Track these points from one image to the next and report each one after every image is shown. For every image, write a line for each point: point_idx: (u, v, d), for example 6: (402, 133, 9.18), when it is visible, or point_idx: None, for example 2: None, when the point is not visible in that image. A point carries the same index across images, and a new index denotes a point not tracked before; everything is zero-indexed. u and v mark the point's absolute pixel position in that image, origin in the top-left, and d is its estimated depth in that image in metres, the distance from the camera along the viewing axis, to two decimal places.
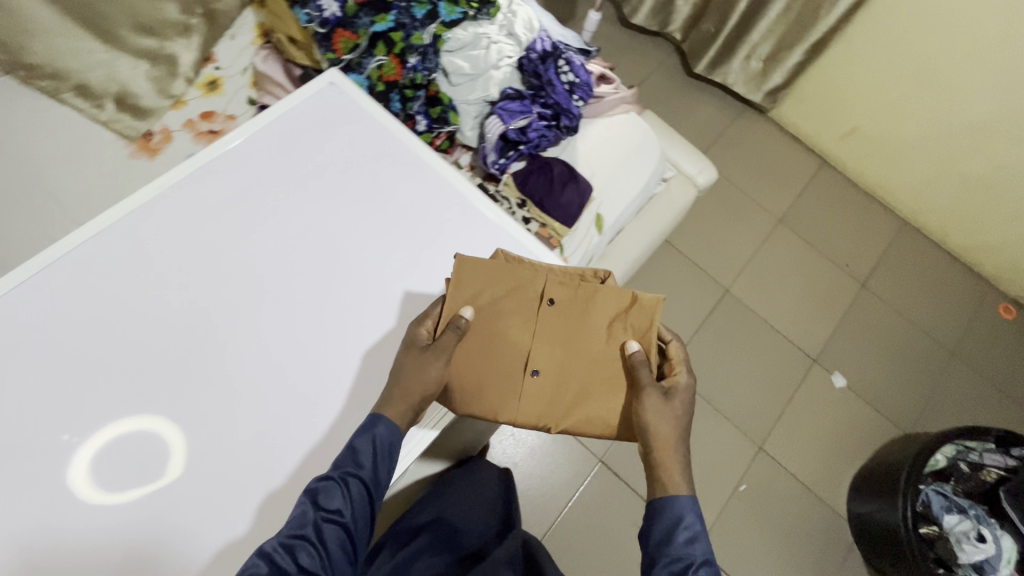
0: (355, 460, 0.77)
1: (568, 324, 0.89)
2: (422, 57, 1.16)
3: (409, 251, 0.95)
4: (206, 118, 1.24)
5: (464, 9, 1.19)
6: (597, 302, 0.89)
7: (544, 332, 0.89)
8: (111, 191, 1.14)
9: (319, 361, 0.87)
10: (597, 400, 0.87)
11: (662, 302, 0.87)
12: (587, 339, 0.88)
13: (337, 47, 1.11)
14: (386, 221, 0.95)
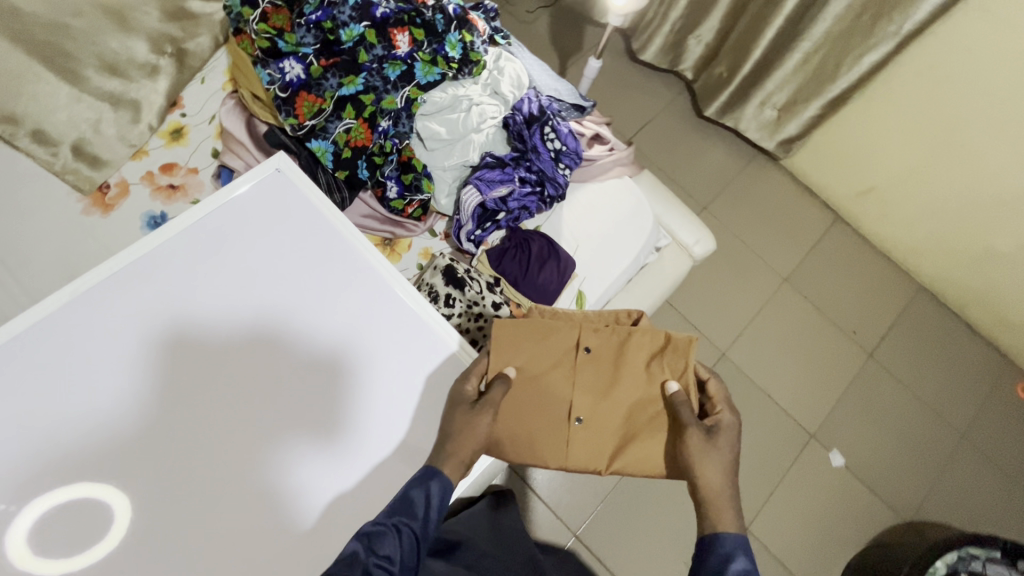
0: (410, 510, 0.73)
1: (606, 370, 0.90)
2: (394, 122, 1.07)
3: (342, 376, 0.86)
4: (166, 170, 1.17)
5: (442, 70, 1.09)
6: (631, 345, 0.90)
7: (583, 385, 0.90)
8: (57, 252, 1.08)
9: (235, 502, 0.78)
10: (641, 444, 0.86)
11: (696, 339, 0.88)
12: (627, 383, 0.88)
13: (299, 111, 1.03)
14: (320, 339, 0.86)
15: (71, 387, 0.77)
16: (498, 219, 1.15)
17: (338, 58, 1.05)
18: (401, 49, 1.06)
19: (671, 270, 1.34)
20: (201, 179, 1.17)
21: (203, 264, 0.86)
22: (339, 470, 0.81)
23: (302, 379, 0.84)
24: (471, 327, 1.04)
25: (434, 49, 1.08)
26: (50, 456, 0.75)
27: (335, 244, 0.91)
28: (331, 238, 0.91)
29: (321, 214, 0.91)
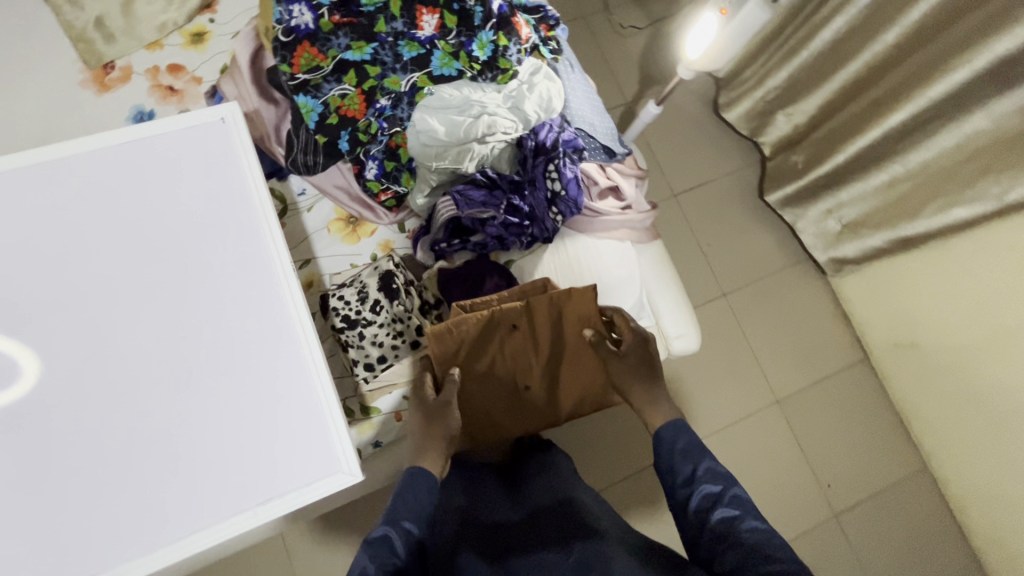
0: (396, 511, 0.73)
1: (540, 337, 0.99)
2: (393, 103, 1.00)
3: (194, 376, 0.76)
4: (172, 72, 1.14)
5: (461, 66, 1.02)
6: (547, 315, 0.96)
7: (517, 354, 1.00)
8: (42, 116, 1.08)
9: (14, 457, 0.70)
10: (576, 379, 1.05)
11: (592, 286, 0.95)
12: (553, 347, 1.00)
13: (296, 61, 0.96)
14: (190, 326, 0.77)
15: None
16: (469, 239, 1.07)
17: (357, 18, 0.97)
18: (425, 31, 0.99)
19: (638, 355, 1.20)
20: (201, 92, 1.13)
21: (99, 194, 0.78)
22: (151, 470, 0.72)
23: (147, 352, 0.76)
24: (387, 343, 0.97)
25: (461, 41, 1.00)
26: None
27: (242, 220, 0.80)
28: (242, 219, 0.80)
29: (243, 192, 0.81)
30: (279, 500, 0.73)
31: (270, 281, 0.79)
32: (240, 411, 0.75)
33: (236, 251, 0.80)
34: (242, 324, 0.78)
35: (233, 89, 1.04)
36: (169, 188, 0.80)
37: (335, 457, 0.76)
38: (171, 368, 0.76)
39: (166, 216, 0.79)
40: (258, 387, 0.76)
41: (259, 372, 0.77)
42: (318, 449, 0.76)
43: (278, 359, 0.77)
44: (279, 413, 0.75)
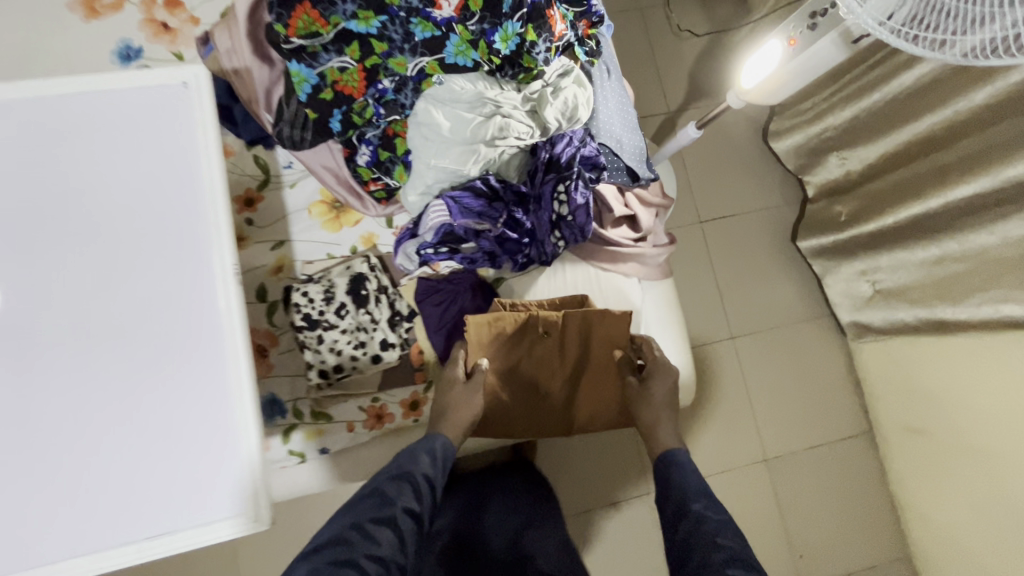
0: (415, 463, 0.80)
1: (570, 352, 0.95)
2: (397, 87, 0.88)
3: (96, 380, 0.65)
4: (167, 7, 1.02)
5: (479, 58, 0.88)
6: (585, 327, 0.93)
7: (543, 361, 0.96)
8: (22, 34, 0.98)
9: None
10: (597, 403, 0.99)
11: (630, 313, 0.93)
12: (583, 361, 0.96)
13: (292, 23, 0.83)
14: (100, 320, 0.66)
15: None
16: (457, 250, 0.96)
17: None
18: (443, 11, 0.85)
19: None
20: (196, 34, 1.02)
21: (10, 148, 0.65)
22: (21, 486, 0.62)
23: (40, 344, 0.64)
24: (346, 352, 0.90)
25: (483, 28, 0.85)
26: None
27: (180, 203, 0.68)
28: (184, 205, 0.68)
29: (190, 176, 0.69)
30: (168, 538, 0.63)
31: (204, 282, 0.68)
32: (136, 427, 0.65)
33: (165, 238, 0.68)
34: (158, 324, 0.67)
35: (223, 40, 0.92)
36: (97, 151, 0.67)
37: (240, 503, 0.65)
38: (61, 364, 0.64)
39: (91, 189, 0.67)
40: (164, 402, 0.66)
41: (167, 385, 0.66)
42: (223, 489, 0.65)
43: (201, 378, 0.67)
44: (190, 437, 0.65)
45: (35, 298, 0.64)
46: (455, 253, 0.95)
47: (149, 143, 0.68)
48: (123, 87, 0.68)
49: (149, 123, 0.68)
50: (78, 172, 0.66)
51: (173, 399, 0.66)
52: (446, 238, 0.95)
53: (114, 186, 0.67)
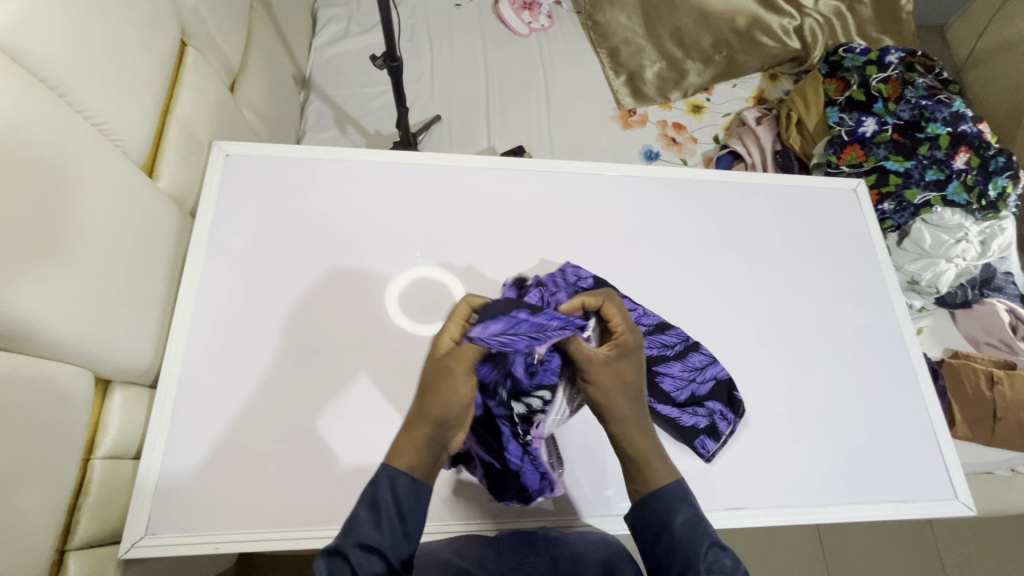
0: (391, 509, 0.53)
1: (1021, 389, 1.15)
2: (897, 207, 1.16)
3: (838, 362, 0.84)
4: (676, 128, 1.42)
5: (970, 199, 1.14)
6: (973, 374, 1.18)
7: (971, 399, 1.17)
8: (579, 130, 1.38)
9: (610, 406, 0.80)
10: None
11: (953, 353, 1.22)
12: (991, 392, 1.15)
13: (842, 156, 1.19)
14: (835, 332, 0.87)
15: (678, 207, 0.92)
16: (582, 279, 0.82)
17: (906, 138, 1.17)
18: (957, 164, 1.15)
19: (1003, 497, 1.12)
20: (696, 149, 1.40)
21: (763, 218, 0.93)
22: (789, 447, 0.77)
23: (811, 343, 0.85)
24: None
25: (978, 180, 1.15)
26: (710, 224, 0.92)
27: (866, 279, 0.92)
28: (865, 270, 0.92)
29: (870, 245, 0.94)
30: (913, 504, 0.77)
31: (891, 317, 0.89)
32: (818, 424, 0.79)
33: (858, 283, 0.91)
34: (845, 360, 0.85)
35: (748, 152, 1.32)
36: (783, 228, 0.93)
37: (948, 486, 0.79)
38: (761, 397, 0.79)
39: (821, 249, 0.93)
40: (880, 386, 0.84)
41: (878, 400, 0.83)
42: (934, 473, 0.79)
43: (903, 391, 0.84)
44: (917, 438, 0.81)
45: (791, 319, 0.86)
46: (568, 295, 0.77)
47: (830, 227, 0.94)
48: (827, 188, 0.98)
49: (839, 218, 0.96)
50: (811, 237, 0.93)
51: (897, 400, 0.83)
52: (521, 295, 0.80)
53: (836, 247, 0.93)
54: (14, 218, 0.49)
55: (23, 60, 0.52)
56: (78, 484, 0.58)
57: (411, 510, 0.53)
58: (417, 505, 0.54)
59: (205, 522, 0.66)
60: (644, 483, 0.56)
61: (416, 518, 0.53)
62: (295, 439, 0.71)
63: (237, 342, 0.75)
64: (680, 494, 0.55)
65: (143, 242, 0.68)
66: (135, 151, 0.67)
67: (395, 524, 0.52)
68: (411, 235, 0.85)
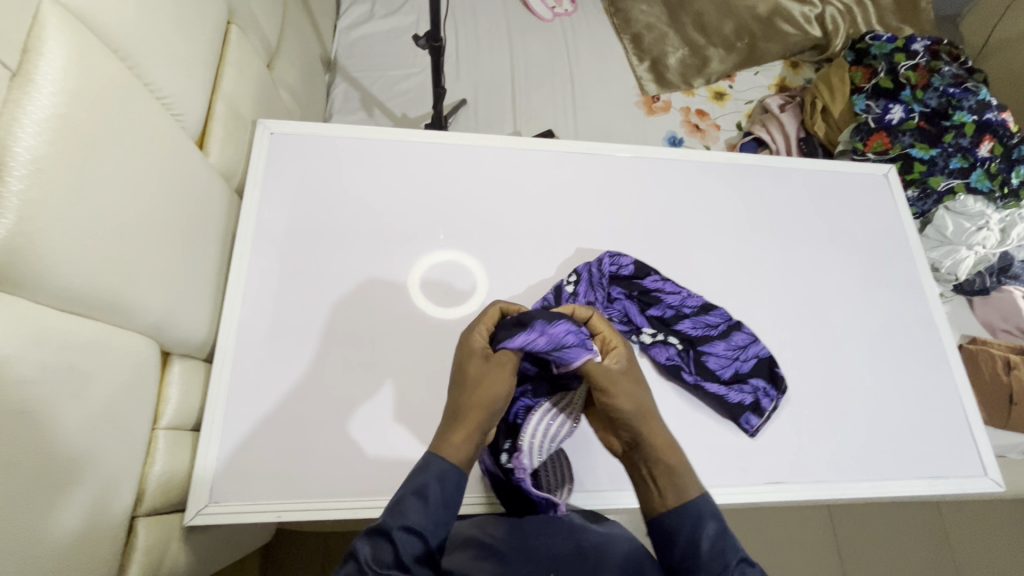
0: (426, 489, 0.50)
1: None
2: (920, 194, 1.16)
3: (870, 343, 0.86)
4: (699, 115, 1.43)
5: (993, 186, 1.16)
6: (991, 360, 1.19)
7: (988, 385, 1.19)
8: (604, 115, 1.39)
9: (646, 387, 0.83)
10: None
11: (972, 339, 1.24)
12: (1010, 377, 1.16)
13: (868, 143, 1.20)
14: (868, 314, 0.88)
15: (713, 190, 0.93)
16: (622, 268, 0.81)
17: (932, 126, 1.19)
18: (981, 151, 1.16)
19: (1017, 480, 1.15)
20: (719, 136, 1.41)
21: (797, 202, 0.95)
22: (826, 424, 0.79)
23: (845, 324, 0.87)
24: None
25: (1001, 167, 1.16)
26: (745, 208, 0.93)
27: (897, 263, 0.93)
28: (896, 254, 0.94)
29: (901, 229, 0.96)
30: (944, 480, 0.79)
31: (922, 300, 0.91)
32: (852, 404, 0.81)
33: (890, 267, 0.93)
34: (878, 341, 0.87)
35: (773, 138, 1.33)
36: (815, 212, 0.95)
37: (977, 464, 0.81)
38: (798, 376, 0.81)
39: (853, 233, 0.94)
40: (911, 367, 0.86)
41: (909, 380, 0.85)
42: (964, 452, 0.82)
43: (933, 372, 0.86)
44: (947, 417, 0.83)
45: (825, 301, 0.88)
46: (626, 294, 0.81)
47: (862, 212, 0.96)
48: (858, 173, 0.99)
49: (870, 202, 0.97)
50: (843, 221, 0.95)
51: (927, 380, 0.85)
52: (565, 279, 0.80)
53: (867, 232, 0.94)
54: (92, 186, 0.50)
55: (97, 32, 0.52)
56: (146, 450, 0.59)
57: (451, 496, 0.51)
58: (450, 487, 0.51)
59: (264, 492, 0.67)
60: (671, 495, 0.53)
61: (454, 504, 0.51)
62: (345, 414, 0.72)
63: (286, 319, 0.76)
64: (702, 512, 0.52)
65: (198, 216, 0.69)
66: (190, 125, 0.68)
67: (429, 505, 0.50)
68: (453, 216, 0.86)
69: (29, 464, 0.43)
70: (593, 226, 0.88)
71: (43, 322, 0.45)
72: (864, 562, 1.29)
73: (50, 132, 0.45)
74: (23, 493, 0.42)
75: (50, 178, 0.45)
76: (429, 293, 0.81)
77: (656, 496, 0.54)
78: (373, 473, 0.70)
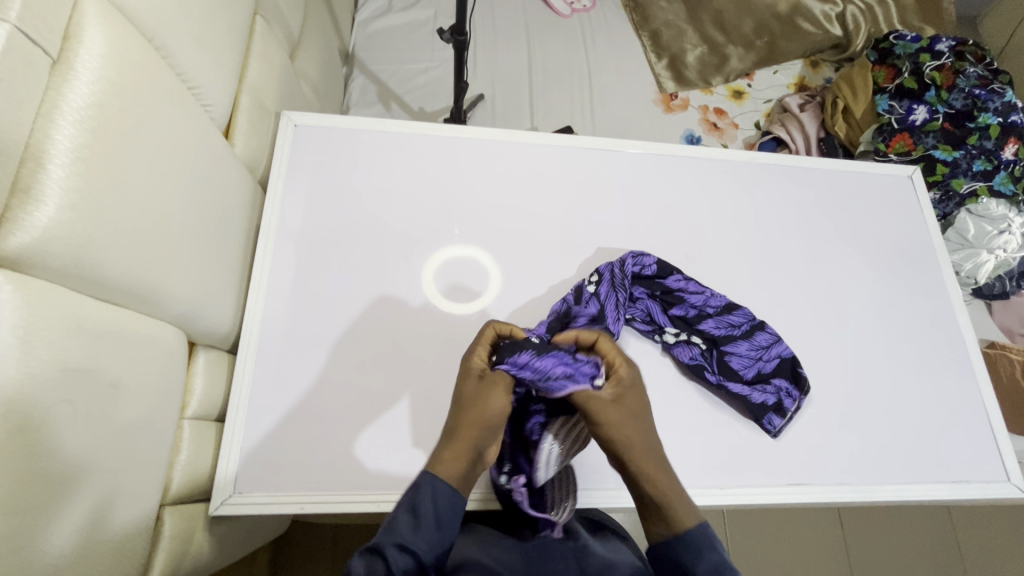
0: (421, 510, 0.51)
1: None
2: (944, 197, 1.16)
3: (893, 345, 0.85)
4: (717, 113, 1.42)
5: (1016, 190, 1.15)
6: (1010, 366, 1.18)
7: (1008, 393, 1.17)
8: (621, 113, 1.38)
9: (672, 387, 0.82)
10: None
11: (991, 344, 1.22)
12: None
13: (891, 144, 1.19)
14: (891, 316, 0.87)
15: (736, 189, 0.93)
16: (645, 266, 0.80)
17: (957, 128, 1.17)
18: (1006, 154, 1.15)
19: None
20: (737, 134, 1.40)
21: (820, 202, 0.94)
22: (848, 426, 0.78)
23: (867, 326, 0.86)
24: None
25: None
26: (767, 208, 0.92)
27: (921, 265, 0.92)
28: (919, 256, 0.93)
29: (924, 232, 0.95)
30: (967, 485, 0.78)
31: (945, 303, 0.90)
32: (875, 407, 0.81)
33: (913, 269, 0.92)
34: (901, 344, 0.86)
35: (792, 137, 1.31)
36: (839, 213, 0.94)
37: (1000, 469, 0.80)
38: (820, 378, 0.81)
39: (875, 234, 0.93)
40: (934, 370, 0.85)
41: (931, 382, 0.84)
42: (988, 457, 0.81)
43: (956, 376, 0.85)
44: (970, 421, 0.82)
45: (848, 303, 0.87)
46: (647, 292, 0.80)
47: (885, 214, 0.95)
48: (882, 174, 0.98)
49: (893, 203, 0.96)
50: (866, 222, 0.94)
51: (950, 383, 0.85)
52: (586, 279, 0.79)
53: (890, 233, 0.94)
54: (127, 176, 0.49)
55: (132, 21, 0.52)
56: (173, 440, 0.60)
57: (445, 516, 0.51)
58: (444, 506, 0.52)
59: (287, 484, 0.68)
60: (667, 521, 0.51)
61: (449, 522, 0.52)
62: (367, 408, 0.72)
63: (309, 312, 0.76)
64: (703, 541, 0.50)
65: (224, 207, 0.69)
66: (218, 116, 0.68)
67: (425, 523, 0.51)
68: (474, 211, 0.86)
69: (64, 452, 0.43)
70: (614, 224, 0.88)
71: (81, 310, 0.45)
72: (875, 566, 1.29)
73: (89, 120, 0.45)
74: (59, 481, 0.42)
75: (89, 166, 0.45)
76: (445, 288, 0.80)
77: (654, 517, 0.52)
78: (393, 467, 0.70)
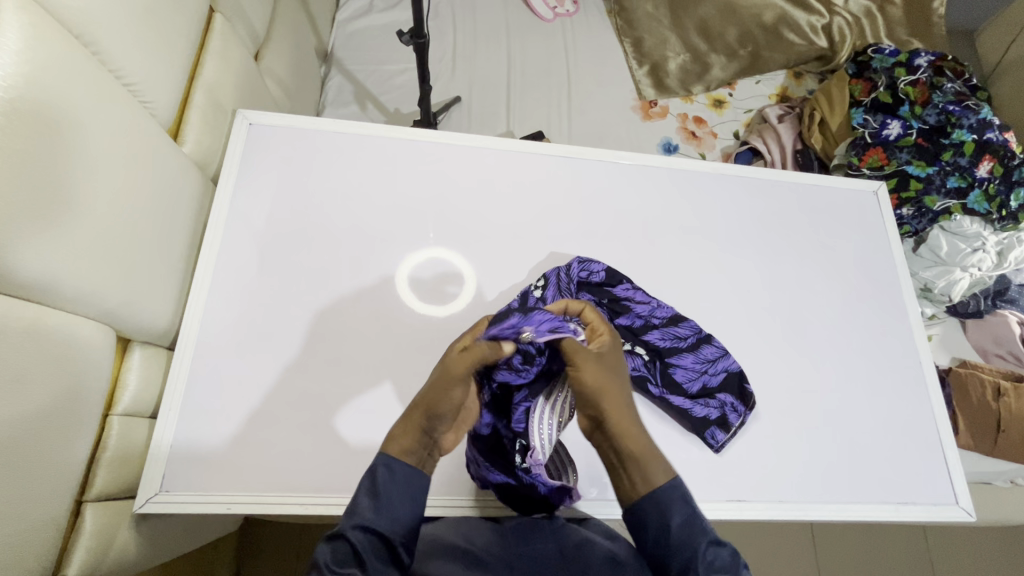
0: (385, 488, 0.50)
1: None
2: (917, 213, 1.15)
3: (846, 362, 0.85)
4: (696, 122, 1.41)
5: (990, 209, 1.13)
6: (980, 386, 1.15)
7: (978, 413, 1.14)
8: (599, 118, 1.37)
9: None
10: None
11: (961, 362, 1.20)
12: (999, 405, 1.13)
13: (864, 158, 1.18)
14: (846, 333, 0.87)
15: (696, 200, 0.92)
16: (593, 273, 0.80)
17: (931, 143, 1.17)
18: (980, 172, 1.14)
19: (998, 509, 1.11)
20: (714, 143, 1.39)
21: (781, 216, 0.93)
22: (793, 443, 0.78)
23: (821, 342, 0.85)
24: None
25: (1000, 188, 1.13)
26: (727, 220, 0.91)
27: (881, 282, 0.91)
28: (879, 274, 0.92)
29: (886, 248, 0.94)
30: (911, 507, 0.77)
31: (903, 321, 0.89)
32: (822, 424, 0.80)
33: (872, 286, 0.91)
34: (855, 362, 0.85)
35: (769, 148, 1.30)
36: (799, 227, 0.93)
37: (948, 492, 0.79)
38: (767, 393, 0.80)
39: (836, 249, 0.92)
40: (887, 388, 0.84)
41: (883, 400, 0.83)
42: (936, 479, 0.80)
43: (908, 396, 0.84)
44: (920, 442, 0.81)
45: (802, 317, 0.86)
46: (594, 299, 0.80)
47: (847, 229, 0.94)
48: (847, 189, 0.97)
49: (856, 219, 0.95)
50: (827, 237, 0.93)
51: (902, 403, 0.84)
52: (534, 284, 0.79)
53: (851, 248, 0.93)
54: (46, 174, 0.49)
55: (58, 17, 0.52)
56: (96, 436, 0.60)
57: (406, 494, 0.51)
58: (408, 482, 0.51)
59: (217, 483, 0.68)
60: (639, 481, 0.51)
61: (413, 497, 0.51)
62: (305, 410, 0.72)
63: (252, 312, 0.76)
64: (674, 496, 0.51)
65: (167, 204, 0.69)
66: (161, 114, 0.68)
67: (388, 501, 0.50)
68: (428, 214, 0.85)
69: None
70: (569, 231, 0.87)
71: None
72: None
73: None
74: None
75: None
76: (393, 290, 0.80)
77: (625, 479, 0.52)
78: (326, 470, 0.70)
